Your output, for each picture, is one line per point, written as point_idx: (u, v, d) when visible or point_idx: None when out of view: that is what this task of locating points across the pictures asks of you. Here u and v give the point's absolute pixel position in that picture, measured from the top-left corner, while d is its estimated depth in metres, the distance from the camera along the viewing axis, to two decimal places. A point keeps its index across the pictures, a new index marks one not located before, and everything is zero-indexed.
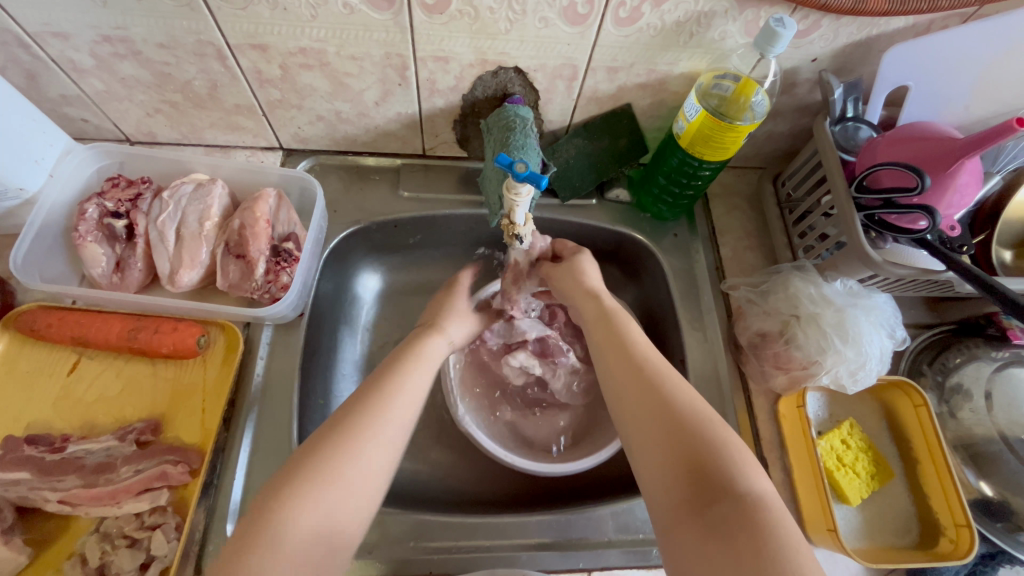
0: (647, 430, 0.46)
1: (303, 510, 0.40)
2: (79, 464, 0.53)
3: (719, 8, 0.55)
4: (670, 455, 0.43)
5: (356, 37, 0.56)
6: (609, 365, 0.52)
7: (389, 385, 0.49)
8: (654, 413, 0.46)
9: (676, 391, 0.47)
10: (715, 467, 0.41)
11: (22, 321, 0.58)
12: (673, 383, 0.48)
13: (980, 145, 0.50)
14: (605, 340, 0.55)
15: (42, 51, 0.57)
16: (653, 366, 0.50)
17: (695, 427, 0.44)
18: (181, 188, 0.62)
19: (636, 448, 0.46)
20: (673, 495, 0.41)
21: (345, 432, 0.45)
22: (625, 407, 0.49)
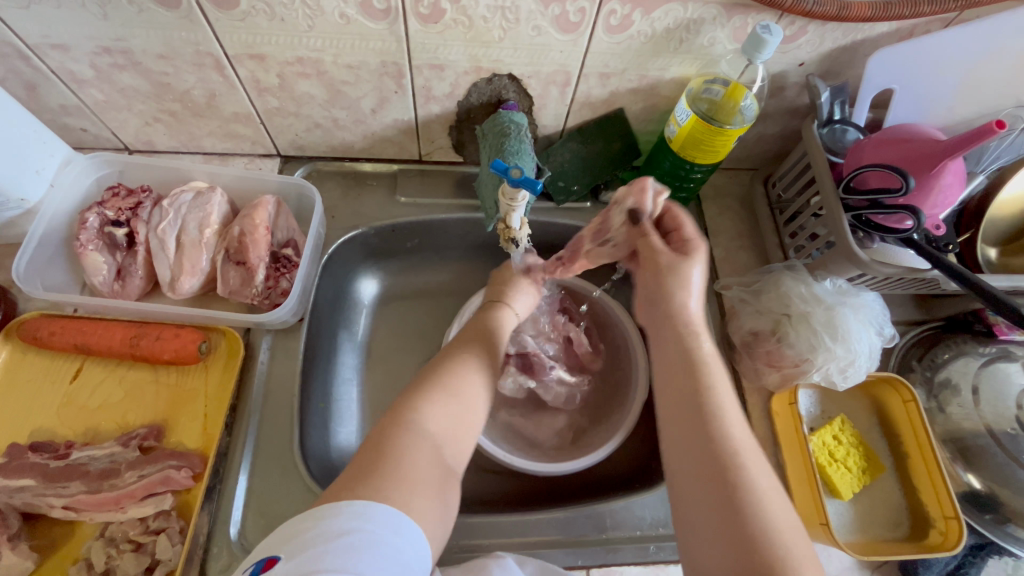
0: (712, 517, 0.39)
1: (433, 412, 0.45)
2: (82, 470, 0.53)
3: (708, 15, 0.56)
4: (724, 531, 0.38)
5: (352, 46, 0.57)
6: (674, 422, 0.44)
7: (484, 335, 0.56)
8: (726, 502, 0.39)
9: (755, 479, 0.40)
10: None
11: (26, 329, 0.58)
12: (752, 466, 0.40)
13: (963, 146, 0.52)
14: (670, 385, 0.46)
15: (43, 62, 0.57)
16: (731, 440, 0.41)
17: (771, 535, 0.37)
18: (181, 196, 0.63)
19: (693, 531, 0.40)
20: None
21: (457, 362, 0.51)
22: (688, 478, 0.42)
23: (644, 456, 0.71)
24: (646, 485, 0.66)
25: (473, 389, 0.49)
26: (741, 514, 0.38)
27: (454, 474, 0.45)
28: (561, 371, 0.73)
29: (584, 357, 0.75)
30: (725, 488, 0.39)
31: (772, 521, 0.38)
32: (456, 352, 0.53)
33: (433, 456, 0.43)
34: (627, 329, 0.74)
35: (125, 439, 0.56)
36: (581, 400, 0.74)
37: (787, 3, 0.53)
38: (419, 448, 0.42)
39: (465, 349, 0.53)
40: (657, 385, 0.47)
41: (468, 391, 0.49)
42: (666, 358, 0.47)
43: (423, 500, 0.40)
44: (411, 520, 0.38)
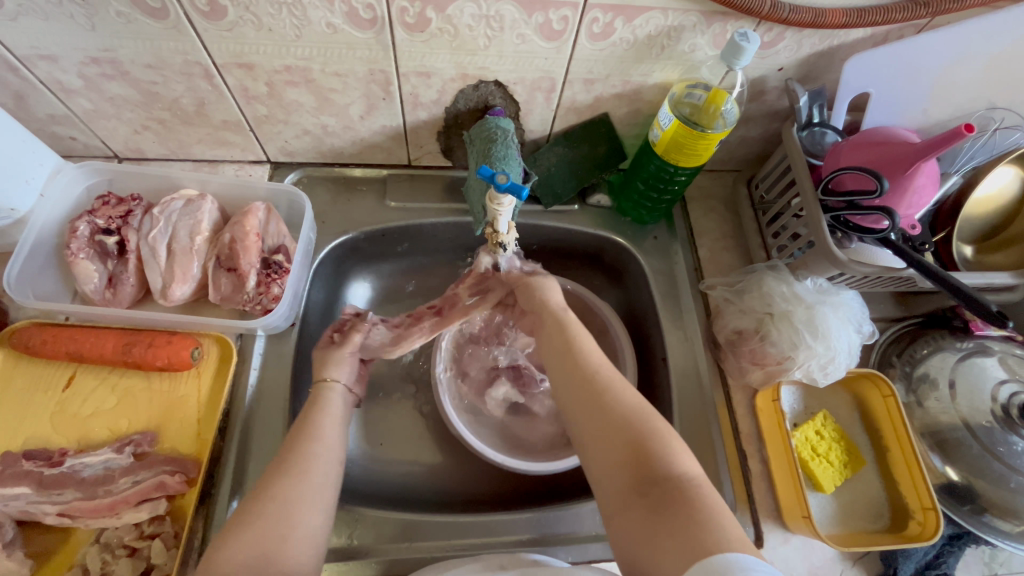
0: (596, 423, 0.48)
1: (233, 552, 0.41)
2: (77, 477, 0.54)
3: (687, 23, 0.57)
4: (607, 440, 0.46)
5: (339, 55, 0.58)
6: (557, 372, 0.54)
7: (306, 439, 0.52)
8: (601, 408, 0.48)
9: (616, 388, 0.50)
10: (654, 455, 0.44)
11: (18, 338, 0.59)
12: (613, 380, 0.51)
13: (933, 149, 0.54)
14: (552, 346, 0.56)
15: (31, 73, 0.58)
16: (597, 366, 0.52)
17: (635, 417, 0.47)
18: (172, 204, 0.64)
19: (585, 445, 0.48)
20: (617, 476, 0.44)
21: (264, 483, 0.47)
22: (574, 406, 0.51)
23: None
24: None
25: (287, 500, 0.46)
26: (612, 411, 0.48)
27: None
28: (551, 382, 0.76)
29: None
30: (598, 400, 0.49)
31: (634, 409, 0.47)
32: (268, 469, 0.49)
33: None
34: (618, 335, 0.75)
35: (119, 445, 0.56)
36: None
37: (764, 11, 0.54)
38: None
39: (276, 466, 0.49)
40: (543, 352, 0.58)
41: (275, 508, 0.45)
42: (546, 330, 0.59)
43: None
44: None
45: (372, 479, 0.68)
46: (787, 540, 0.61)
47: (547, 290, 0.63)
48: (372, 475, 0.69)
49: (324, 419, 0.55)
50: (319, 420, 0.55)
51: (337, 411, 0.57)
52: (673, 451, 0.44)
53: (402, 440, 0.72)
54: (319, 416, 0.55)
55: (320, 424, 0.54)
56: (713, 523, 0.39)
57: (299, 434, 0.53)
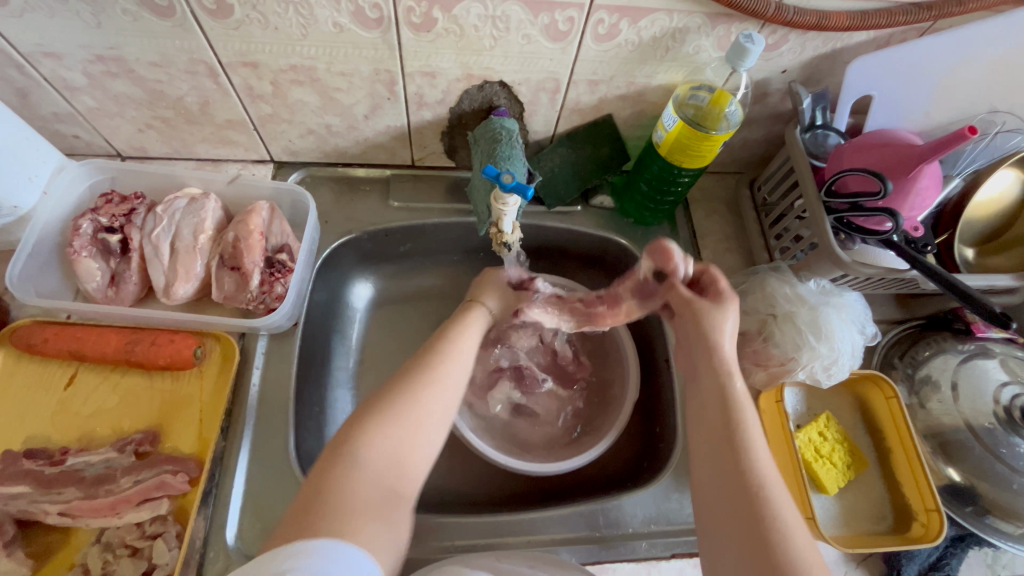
0: (723, 492, 0.46)
1: (374, 446, 0.44)
2: (77, 476, 0.53)
3: (693, 24, 0.58)
4: (730, 517, 0.44)
5: (345, 55, 0.58)
6: (708, 463, 0.48)
7: (442, 348, 0.53)
8: (757, 535, 0.42)
9: (759, 462, 0.46)
10: None
11: (19, 336, 0.58)
12: (779, 505, 0.44)
13: (937, 151, 0.54)
14: (710, 431, 0.50)
15: (35, 70, 0.58)
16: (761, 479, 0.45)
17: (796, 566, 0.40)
18: (175, 203, 0.64)
19: (716, 533, 0.45)
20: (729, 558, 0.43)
21: (405, 384, 0.48)
22: (712, 487, 0.47)
23: (635, 455, 0.73)
24: (638, 484, 0.67)
25: (423, 416, 0.47)
26: (770, 548, 0.41)
27: (406, 497, 0.45)
28: (552, 383, 0.76)
29: (571, 369, 0.78)
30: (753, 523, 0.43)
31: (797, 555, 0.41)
32: (407, 372, 0.50)
33: (375, 490, 0.43)
34: (620, 336, 0.75)
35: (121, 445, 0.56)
36: (575, 410, 0.76)
37: (768, 13, 0.55)
38: (361, 485, 0.42)
39: (421, 366, 0.50)
40: (696, 432, 0.51)
41: (414, 416, 0.47)
42: (703, 408, 0.52)
43: (372, 530, 0.41)
44: (359, 553, 0.38)
45: None
46: None
47: (717, 324, 0.54)
48: None
49: (467, 329, 0.56)
50: (462, 335, 0.55)
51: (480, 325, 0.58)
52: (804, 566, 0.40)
53: None
54: (465, 328, 0.56)
55: (461, 335, 0.55)
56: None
57: (440, 341, 0.53)
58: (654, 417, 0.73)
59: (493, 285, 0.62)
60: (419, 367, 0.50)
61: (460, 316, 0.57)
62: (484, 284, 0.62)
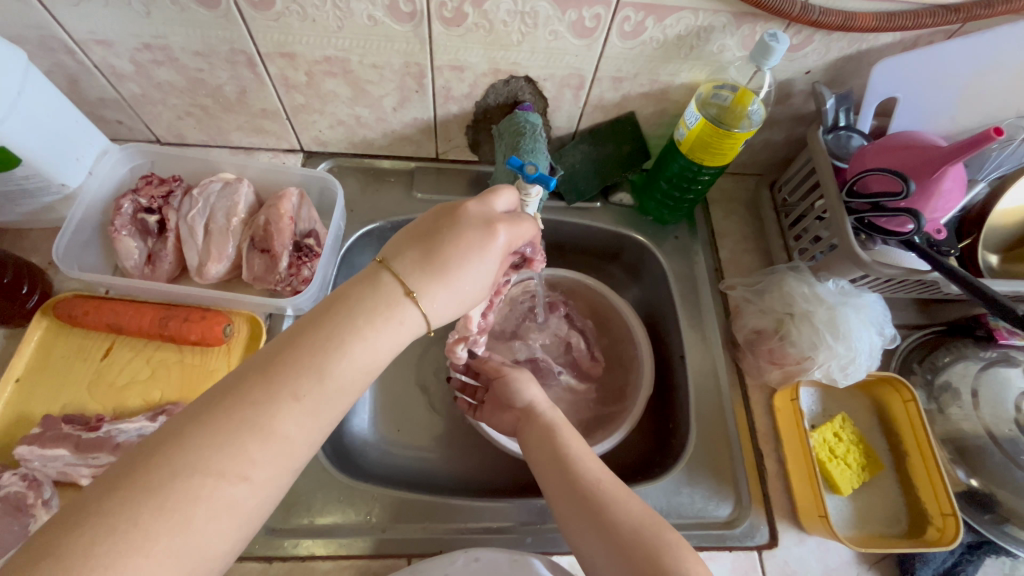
0: (553, 471, 0.53)
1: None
2: (113, 441, 0.55)
3: (718, 23, 0.58)
4: (562, 487, 0.51)
5: (378, 47, 0.60)
6: (554, 484, 0.52)
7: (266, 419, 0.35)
8: (603, 526, 0.47)
9: (567, 439, 0.56)
10: (618, 515, 0.47)
11: (61, 309, 0.61)
12: (614, 494, 0.49)
13: (961, 152, 0.54)
14: (546, 459, 0.55)
15: (86, 56, 0.61)
16: (593, 479, 0.51)
17: (640, 531, 0.46)
18: (211, 186, 0.66)
19: (566, 511, 0.50)
20: (579, 529, 0.48)
21: (162, 509, 0.31)
22: (547, 470, 0.54)
23: (648, 450, 0.74)
24: (650, 477, 0.68)
25: (192, 551, 0.31)
26: (615, 529, 0.46)
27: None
28: (568, 375, 0.78)
29: (585, 363, 0.79)
30: (599, 519, 0.47)
31: (641, 521, 0.46)
32: (177, 481, 0.32)
33: None
34: (635, 333, 0.77)
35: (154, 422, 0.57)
36: (589, 402, 0.77)
37: (793, 12, 0.55)
38: None
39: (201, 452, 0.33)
40: (537, 463, 0.56)
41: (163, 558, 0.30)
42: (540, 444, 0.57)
43: None
44: None
45: (390, 464, 0.70)
46: (802, 540, 0.61)
47: (521, 385, 0.64)
48: (389, 460, 0.70)
49: (330, 385, 0.37)
50: (313, 404, 0.37)
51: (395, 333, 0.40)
52: (615, 496, 0.49)
53: (419, 428, 0.74)
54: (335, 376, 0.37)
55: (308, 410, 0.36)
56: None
57: (275, 413, 0.35)
58: (667, 413, 0.74)
59: (442, 275, 0.41)
60: (204, 469, 0.33)
61: (328, 355, 0.37)
62: (428, 263, 0.41)
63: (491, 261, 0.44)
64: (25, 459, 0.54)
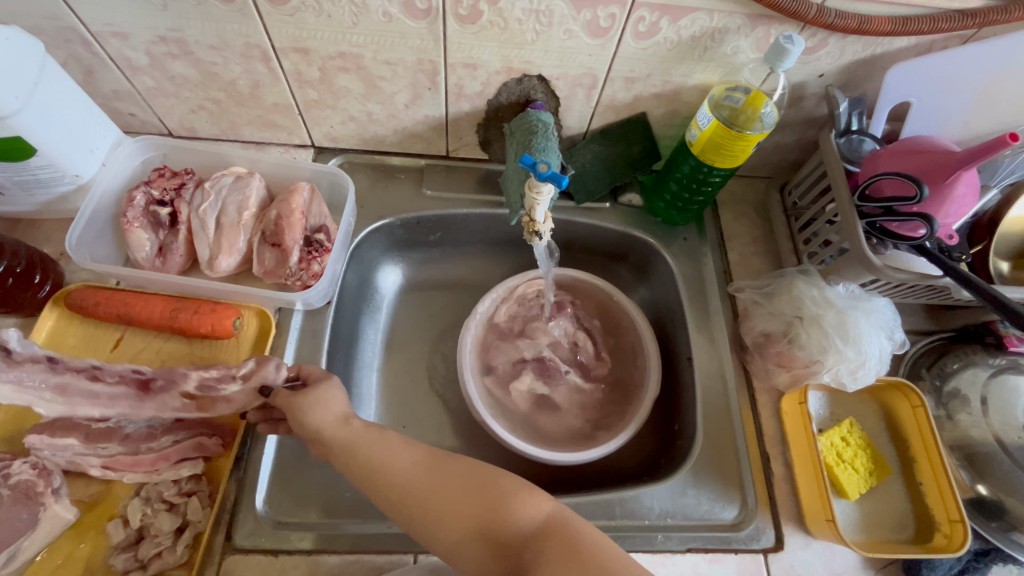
0: (386, 495, 0.50)
1: None
2: (122, 432, 0.57)
3: (732, 25, 0.58)
4: (410, 510, 0.49)
5: (391, 43, 0.60)
6: (393, 504, 0.49)
7: None
8: (455, 531, 0.47)
9: (372, 454, 0.51)
10: (467, 515, 0.48)
11: (72, 299, 0.62)
12: (410, 493, 0.49)
13: (974, 158, 0.54)
14: (366, 474, 0.51)
15: (102, 49, 0.61)
16: (405, 485, 0.49)
17: (477, 516, 0.47)
18: (222, 179, 0.67)
19: (427, 528, 0.48)
20: (451, 546, 0.47)
21: None
22: (385, 494, 0.50)
23: (652, 451, 0.74)
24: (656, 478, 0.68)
25: None
26: (469, 525, 0.47)
27: None
28: (575, 375, 0.78)
29: (591, 364, 0.79)
30: (444, 527, 0.48)
31: (470, 502, 0.48)
32: None
33: None
34: (642, 335, 0.77)
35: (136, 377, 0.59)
36: (597, 403, 0.76)
37: (809, 15, 0.55)
38: None
39: None
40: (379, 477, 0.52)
41: None
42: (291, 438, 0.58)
43: None
44: None
45: None
46: (808, 544, 0.61)
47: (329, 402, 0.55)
48: None
49: None
50: None
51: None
52: (440, 497, 0.49)
53: (424, 426, 0.73)
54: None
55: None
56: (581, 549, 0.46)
57: None
58: (673, 414, 0.74)
59: None
60: None
61: None
62: None
63: None
64: (35, 448, 0.54)
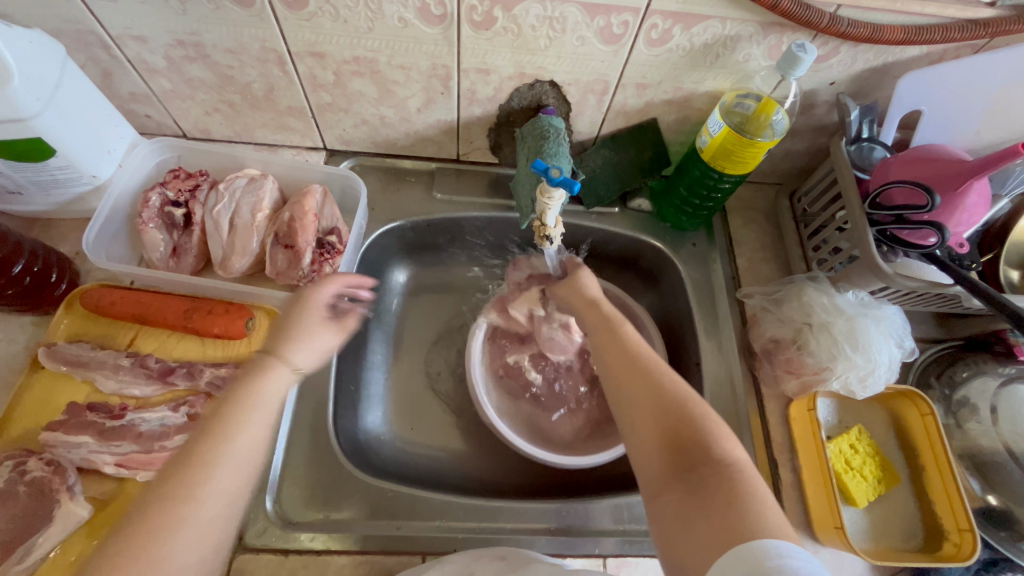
0: (627, 383, 0.50)
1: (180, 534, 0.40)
2: (136, 430, 0.57)
3: (744, 32, 0.59)
4: (628, 388, 0.49)
5: (406, 49, 0.61)
6: (624, 388, 0.49)
7: (226, 431, 0.45)
8: (647, 415, 0.46)
9: (659, 364, 0.50)
10: (663, 405, 0.46)
11: (88, 298, 0.62)
12: (663, 383, 0.48)
13: (986, 167, 0.54)
14: (620, 372, 0.51)
15: (121, 51, 0.62)
16: (670, 376, 0.49)
17: (675, 410, 0.45)
18: (236, 181, 0.67)
19: (624, 407, 0.49)
20: (643, 435, 0.46)
21: (189, 472, 0.42)
22: (621, 381, 0.50)
23: None
24: None
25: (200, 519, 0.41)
26: (656, 414, 0.46)
27: None
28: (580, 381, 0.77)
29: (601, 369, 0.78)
30: (648, 406, 0.47)
31: (673, 402, 0.46)
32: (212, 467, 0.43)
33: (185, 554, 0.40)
34: (652, 335, 0.77)
35: (156, 373, 0.61)
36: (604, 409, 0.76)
37: (822, 23, 0.55)
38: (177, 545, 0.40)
39: None
40: (608, 370, 0.52)
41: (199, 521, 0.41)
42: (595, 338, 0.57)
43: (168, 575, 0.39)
44: None
45: (403, 461, 0.70)
46: (815, 551, 0.61)
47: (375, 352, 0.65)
48: (402, 457, 0.70)
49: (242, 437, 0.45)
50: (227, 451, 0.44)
51: (278, 395, 0.49)
52: (672, 387, 0.48)
53: (432, 427, 0.74)
54: (220, 470, 0.43)
55: (185, 506, 0.41)
56: (750, 510, 0.38)
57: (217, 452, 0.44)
58: None
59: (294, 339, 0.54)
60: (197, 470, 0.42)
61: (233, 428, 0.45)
62: (285, 334, 0.54)
63: (320, 355, 0.56)
64: (50, 446, 0.55)
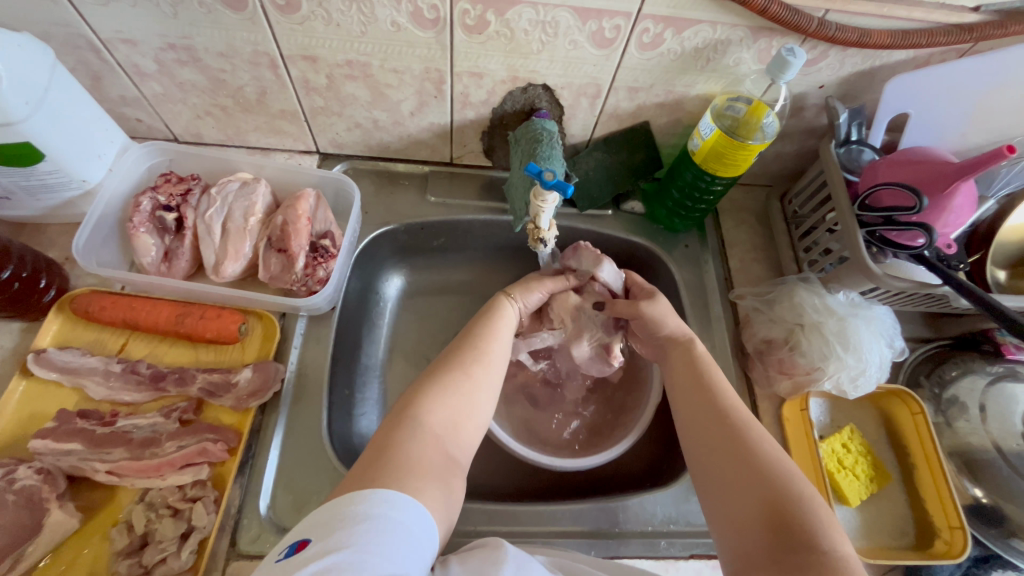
0: (721, 454, 0.49)
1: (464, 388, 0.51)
2: (127, 437, 0.57)
3: (734, 37, 0.59)
4: (721, 459, 0.49)
5: (399, 52, 0.61)
6: (717, 459, 0.49)
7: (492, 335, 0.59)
8: (744, 492, 0.45)
9: (756, 434, 0.49)
10: (759, 481, 0.45)
11: (77, 303, 0.62)
12: (762, 455, 0.47)
13: (973, 169, 0.54)
14: (715, 442, 0.50)
15: (110, 55, 0.62)
16: (769, 449, 0.47)
17: (772, 487, 0.44)
18: (228, 185, 0.67)
19: (718, 479, 0.48)
20: (738, 511, 0.45)
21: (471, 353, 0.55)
22: (715, 451, 0.49)
23: (654, 458, 0.74)
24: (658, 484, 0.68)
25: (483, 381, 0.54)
26: (753, 491, 0.45)
27: None
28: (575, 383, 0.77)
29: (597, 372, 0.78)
30: (746, 481, 0.46)
31: (771, 479, 0.45)
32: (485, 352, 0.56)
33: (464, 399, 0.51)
34: None
35: (147, 380, 0.60)
36: (599, 411, 0.76)
37: (811, 28, 0.56)
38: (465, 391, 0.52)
39: None
40: (701, 436, 0.52)
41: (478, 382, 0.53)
42: (684, 388, 0.56)
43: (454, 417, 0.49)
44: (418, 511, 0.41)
45: None
46: None
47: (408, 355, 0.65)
48: None
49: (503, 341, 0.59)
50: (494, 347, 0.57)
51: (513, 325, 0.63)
52: (771, 463, 0.46)
53: None
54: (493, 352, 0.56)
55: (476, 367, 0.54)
56: None
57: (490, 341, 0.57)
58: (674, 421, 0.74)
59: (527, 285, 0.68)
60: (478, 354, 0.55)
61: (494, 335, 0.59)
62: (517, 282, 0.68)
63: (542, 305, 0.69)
64: (39, 453, 0.54)
